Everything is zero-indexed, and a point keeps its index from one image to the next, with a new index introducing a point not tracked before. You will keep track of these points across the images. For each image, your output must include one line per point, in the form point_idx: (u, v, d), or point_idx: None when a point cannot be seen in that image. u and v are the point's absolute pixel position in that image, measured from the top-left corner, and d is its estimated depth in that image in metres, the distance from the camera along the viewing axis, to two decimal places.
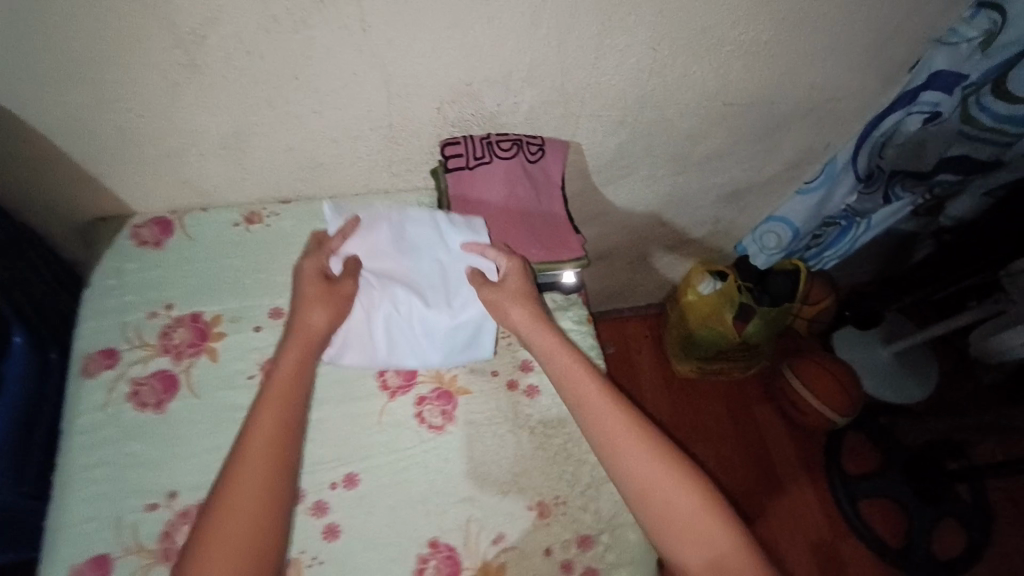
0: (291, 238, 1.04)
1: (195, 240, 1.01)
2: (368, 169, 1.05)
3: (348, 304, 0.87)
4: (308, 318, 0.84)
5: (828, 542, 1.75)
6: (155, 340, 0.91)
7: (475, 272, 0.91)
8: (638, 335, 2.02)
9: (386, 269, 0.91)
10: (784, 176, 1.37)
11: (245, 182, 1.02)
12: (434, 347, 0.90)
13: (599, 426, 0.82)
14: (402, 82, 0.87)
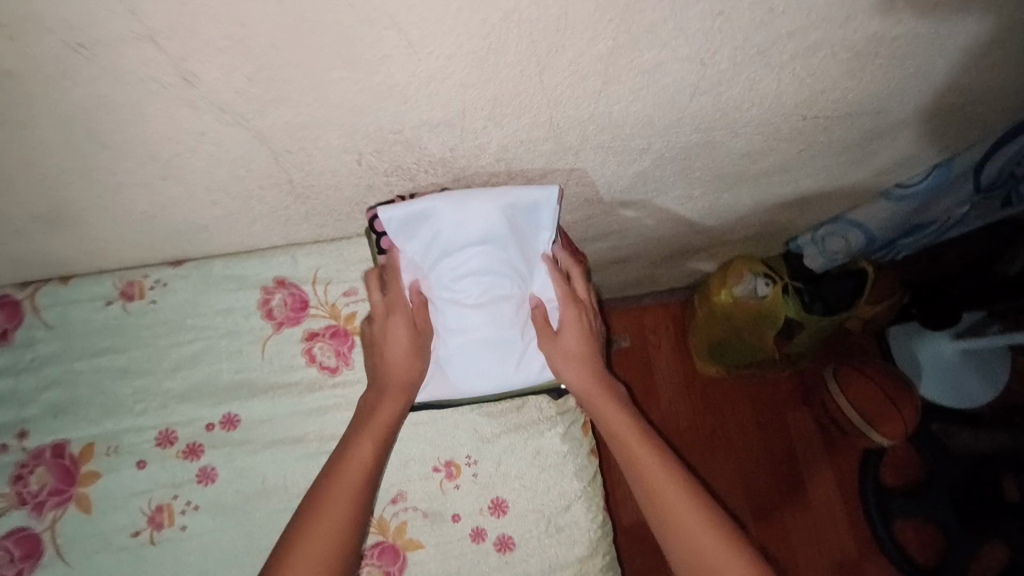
0: (184, 317, 0.77)
1: (52, 329, 0.75)
2: (278, 223, 0.74)
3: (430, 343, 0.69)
4: (395, 359, 0.68)
5: (852, 561, 1.59)
6: (7, 487, 0.69)
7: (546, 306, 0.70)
8: (658, 326, 1.73)
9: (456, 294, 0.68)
10: (867, 182, 1.01)
11: (108, 248, 0.73)
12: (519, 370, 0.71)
13: (660, 509, 0.65)
14: (288, 135, 0.54)
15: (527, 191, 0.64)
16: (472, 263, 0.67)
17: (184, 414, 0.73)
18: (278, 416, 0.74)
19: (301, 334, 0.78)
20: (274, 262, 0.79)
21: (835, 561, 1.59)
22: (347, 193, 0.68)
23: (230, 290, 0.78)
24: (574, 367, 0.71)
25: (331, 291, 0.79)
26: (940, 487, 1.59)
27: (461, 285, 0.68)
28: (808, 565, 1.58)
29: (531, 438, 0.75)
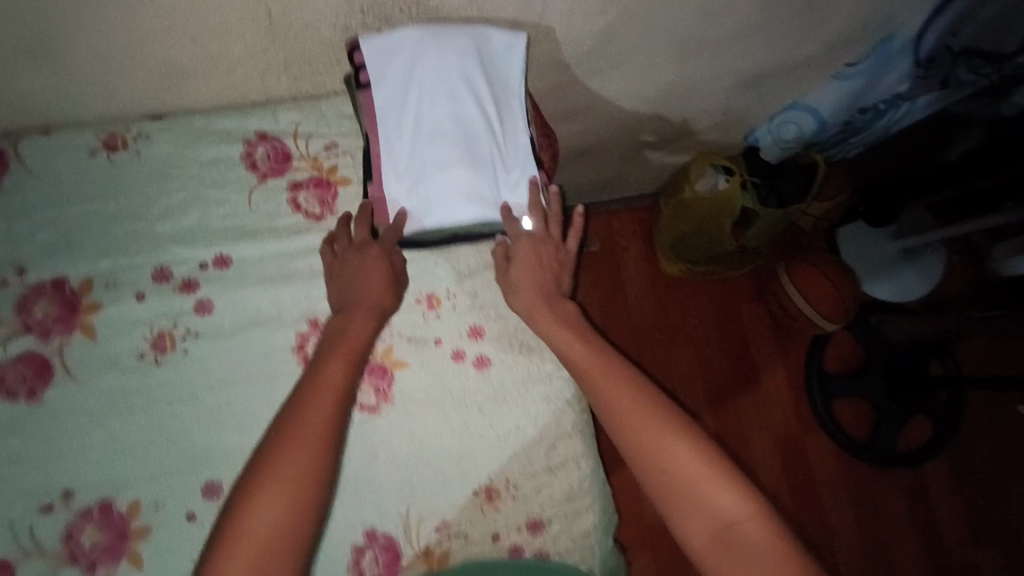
0: (169, 167, 0.80)
1: (38, 175, 0.78)
2: (257, 72, 0.77)
3: (403, 168, 0.73)
4: (367, 280, 0.72)
5: (794, 435, 1.77)
6: (12, 317, 0.74)
7: (514, 145, 0.75)
8: (626, 230, 1.81)
9: (427, 124, 0.73)
10: (825, 57, 1.08)
11: (88, 91, 0.75)
12: (487, 199, 0.74)
13: (625, 428, 0.63)
14: None
15: (495, 35, 0.72)
16: (442, 90, 0.72)
17: (177, 254, 0.78)
18: (268, 257, 0.80)
19: (285, 185, 0.82)
20: (254, 116, 0.82)
21: (778, 435, 1.77)
22: (324, 34, 0.71)
23: (211, 143, 0.81)
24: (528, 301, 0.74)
25: (311, 145, 0.83)
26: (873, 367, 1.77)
27: (429, 115, 0.72)
28: (757, 439, 1.76)
29: None
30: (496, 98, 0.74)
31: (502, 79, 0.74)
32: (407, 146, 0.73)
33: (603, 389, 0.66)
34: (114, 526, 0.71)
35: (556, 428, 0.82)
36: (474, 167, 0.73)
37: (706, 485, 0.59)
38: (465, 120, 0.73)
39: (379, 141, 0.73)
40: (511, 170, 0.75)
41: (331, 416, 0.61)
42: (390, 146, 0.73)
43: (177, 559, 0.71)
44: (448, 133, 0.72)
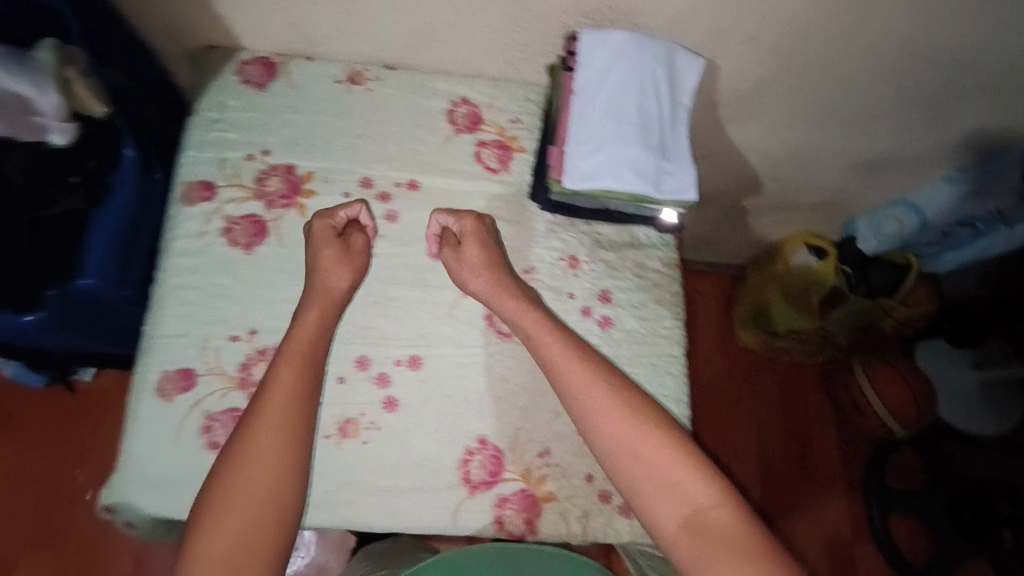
0: (389, 106, 1.00)
1: (296, 89, 0.98)
2: (479, 50, 0.98)
3: (586, 136, 0.87)
4: (328, 276, 0.84)
5: (844, 540, 1.69)
6: (250, 184, 0.92)
7: (677, 141, 0.89)
8: (709, 294, 1.86)
9: (613, 107, 0.87)
10: (934, 155, 1.25)
11: (354, 35, 0.97)
12: (647, 176, 0.86)
13: (605, 431, 0.75)
14: None
15: (681, 55, 0.89)
16: (632, 85, 0.88)
17: (382, 171, 0.96)
18: (450, 191, 0.97)
19: (473, 141, 1.00)
20: (462, 85, 1.02)
21: (828, 537, 1.69)
22: (549, 29, 0.92)
23: (427, 97, 1.01)
24: (498, 295, 0.86)
25: (501, 116, 1.02)
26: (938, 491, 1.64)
27: (617, 100, 0.87)
28: (804, 532, 1.69)
29: (636, 252, 0.96)
30: (671, 101, 0.89)
31: (679, 88, 0.90)
32: (593, 120, 0.87)
33: (583, 395, 0.77)
34: None
35: (662, 394, 0.90)
36: (643, 148, 0.87)
37: (674, 476, 0.72)
38: (646, 111, 0.88)
39: (570, 112, 0.88)
40: (671, 159, 0.88)
41: (273, 440, 0.72)
42: (579, 117, 0.88)
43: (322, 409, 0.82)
44: (628, 118, 0.87)
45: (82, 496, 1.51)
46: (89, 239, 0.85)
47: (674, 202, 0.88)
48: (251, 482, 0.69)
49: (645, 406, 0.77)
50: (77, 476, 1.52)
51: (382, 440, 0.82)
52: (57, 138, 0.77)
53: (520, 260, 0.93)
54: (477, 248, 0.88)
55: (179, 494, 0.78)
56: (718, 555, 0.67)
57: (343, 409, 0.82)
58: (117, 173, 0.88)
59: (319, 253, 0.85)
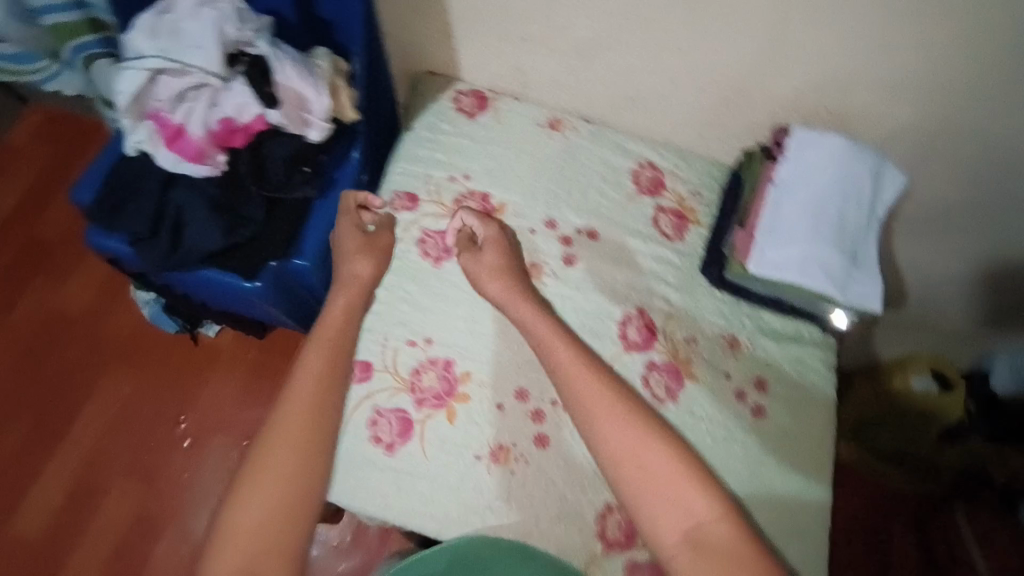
0: (581, 156, 1.05)
1: (500, 124, 1.05)
2: (680, 123, 1.02)
3: (780, 226, 0.89)
4: (355, 267, 0.89)
5: None
6: (449, 203, 0.99)
7: (867, 251, 0.90)
8: None
9: (816, 203, 0.88)
10: None
11: (565, 88, 1.02)
12: (834, 279, 0.87)
13: (609, 442, 0.78)
14: (788, 51, 0.84)
15: (888, 171, 0.90)
16: (841, 185, 0.88)
17: (566, 216, 1.01)
18: (626, 248, 1.00)
19: (652, 204, 1.03)
20: (651, 150, 1.06)
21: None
22: (760, 118, 0.96)
23: (616, 154, 1.05)
24: (512, 299, 0.89)
25: (681, 186, 1.05)
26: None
27: (822, 197, 0.88)
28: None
29: (798, 348, 0.96)
30: (869, 212, 0.90)
31: (880, 200, 0.91)
32: (792, 211, 0.88)
33: (585, 404, 0.81)
34: (447, 381, 0.88)
35: (803, 495, 0.89)
36: (837, 250, 0.87)
37: (675, 489, 0.74)
38: (845, 217, 0.89)
39: (769, 198, 0.90)
40: (860, 268, 0.88)
41: (298, 434, 0.77)
42: (778, 206, 0.89)
43: (479, 429, 0.86)
44: (829, 216, 0.87)
45: (181, 443, 1.59)
46: (307, 226, 0.91)
47: (856, 306, 0.88)
48: (274, 466, 0.74)
49: (641, 418, 0.79)
50: (181, 423, 1.61)
51: (529, 474, 0.85)
52: (313, 134, 0.85)
53: (684, 329, 0.95)
54: (496, 251, 0.92)
55: (341, 479, 0.83)
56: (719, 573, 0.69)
57: (497, 435, 0.86)
58: (340, 170, 0.95)
59: (341, 245, 0.90)
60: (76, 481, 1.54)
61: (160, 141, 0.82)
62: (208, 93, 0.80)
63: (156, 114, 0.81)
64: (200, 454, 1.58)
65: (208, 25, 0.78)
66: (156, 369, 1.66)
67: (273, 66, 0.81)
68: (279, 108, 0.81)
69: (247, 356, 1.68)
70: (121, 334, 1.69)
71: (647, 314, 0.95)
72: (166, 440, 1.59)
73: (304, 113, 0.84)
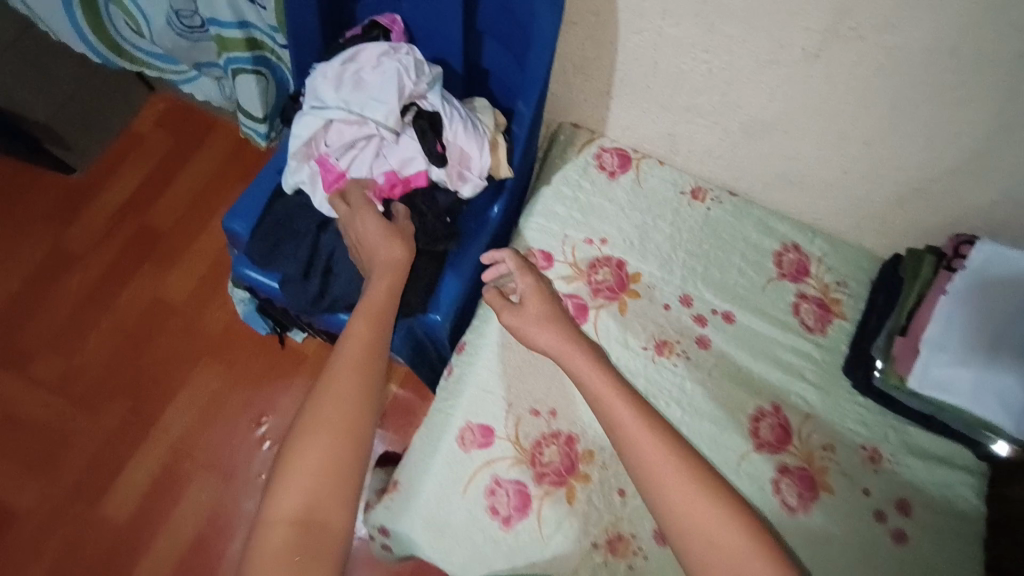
0: (722, 229, 1.01)
1: (641, 188, 1.02)
2: (836, 209, 0.97)
3: (948, 342, 0.82)
4: (392, 248, 0.78)
5: None
6: (584, 267, 0.96)
7: None
8: None
9: (993, 323, 0.81)
10: None
11: (718, 160, 0.98)
12: (1008, 410, 0.79)
13: (673, 503, 0.72)
14: (993, 164, 0.77)
15: None
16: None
17: (702, 293, 0.97)
18: (762, 335, 0.95)
19: (794, 290, 0.98)
20: (799, 232, 1.01)
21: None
22: (934, 219, 0.90)
23: (759, 232, 1.01)
24: (569, 347, 0.85)
25: (827, 275, 0.99)
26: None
27: (1001, 318, 0.81)
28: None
29: (949, 472, 0.87)
30: None
31: None
32: (962, 328, 0.82)
33: (642, 461, 0.75)
34: (568, 458, 0.86)
35: None
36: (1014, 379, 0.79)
37: (733, 549, 0.69)
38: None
39: (939, 310, 0.84)
40: None
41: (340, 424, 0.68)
42: (948, 319, 0.83)
43: (599, 513, 0.83)
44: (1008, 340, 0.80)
45: (261, 445, 1.58)
46: (444, 280, 0.91)
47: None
48: (314, 456, 0.66)
49: (709, 485, 0.74)
50: (263, 425, 1.60)
51: (645, 570, 0.81)
52: (467, 191, 0.83)
53: (821, 433, 0.89)
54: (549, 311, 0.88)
55: (451, 545, 0.82)
56: None
57: (616, 523, 0.83)
58: (478, 224, 0.94)
59: (363, 229, 0.78)
60: (160, 470, 1.55)
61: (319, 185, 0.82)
62: (376, 144, 0.79)
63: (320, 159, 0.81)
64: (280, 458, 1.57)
65: (390, 78, 0.77)
66: (244, 366, 1.66)
67: (443, 123, 0.79)
68: (442, 167, 0.80)
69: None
70: (213, 328, 1.69)
71: (782, 414, 0.90)
72: (248, 440, 1.58)
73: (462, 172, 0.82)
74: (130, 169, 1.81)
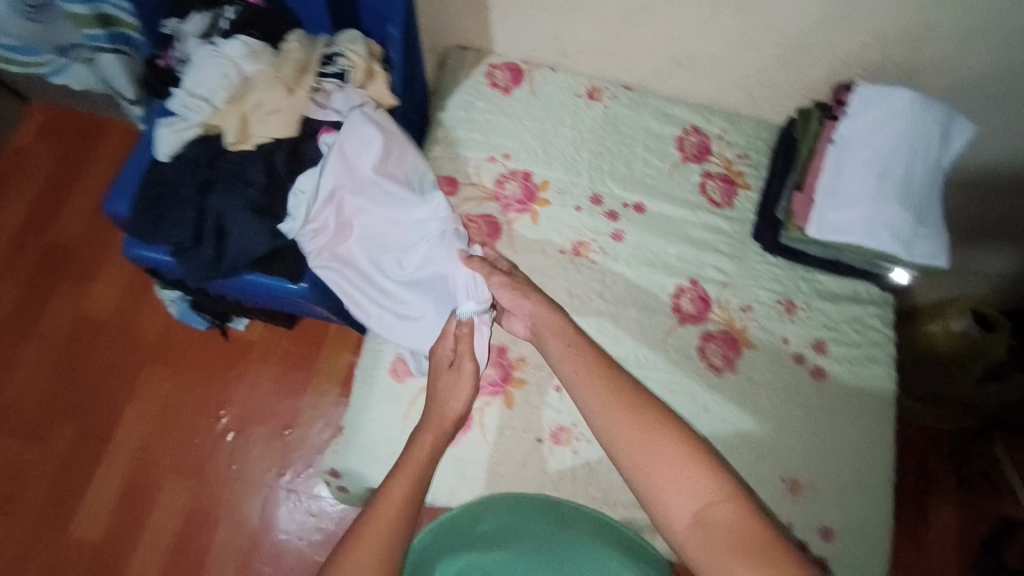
0: (621, 124, 1.02)
1: (538, 97, 1.02)
2: (728, 83, 0.99)
3: (838, 186, 0.87)
4: (450, 400, 0.77)
5: None
6: (490, 185, 0.96)
7: (934, 209, 0.87)
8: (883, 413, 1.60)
9: (877, 161, 0.86)
10: None
11: (607, 55, 1.00)
12: (896, 238, 0.84)
13: (610, 427, 0.69)
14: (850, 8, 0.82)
15: (960, 123, 0.86)
16: (903, 142, 0.85)
17: (611, 189, 0.99)
18: (673, 218, 0.98)
19: (699, 170, 1.01)
20: (697, 113, 1.03)
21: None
22: (815, 74, 0.93)
23: (659, 120, 1.03)
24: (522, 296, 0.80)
25: (728, 150, 1.02)
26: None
27: (883, 154, 0.86)
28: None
29: (856, 307, 0.94)
30: (937, 165, 0.86)
31: (949, 152, 0.86)
32: (850, 170, 0.86)
33: (589, 401, 0.72)
34: (502, 368, 0.88)
35: (866, 457, 0.88)
36: (900, 209, 0.85)
37: (677, 468, 0.65)
38: (912, 172, 0.86)
39: (828, 156, 0.88)
40: (925, 226, 0.85)
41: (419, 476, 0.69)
42: (837, 164, 0.87)
43: (541, 412, 0.87)
44: (890, 174, 0.85)
45: (225, 437, 1.56)
46: None
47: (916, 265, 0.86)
48: None
49: (653, 408, 0.70)
50: (223, 416, 1.58)
51: (591, 451, 0.86)
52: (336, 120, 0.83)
53: (738, 297, 0.94)
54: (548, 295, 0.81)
55: None
56: (725, 558, 0.60)
57: (558, 417, 0.87)
58: None
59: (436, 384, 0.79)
60: (128, 481, 1.51)
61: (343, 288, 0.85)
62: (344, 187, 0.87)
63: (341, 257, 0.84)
64: (245, 445, 1.56)
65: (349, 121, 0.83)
66: (191, 365, 1.61)
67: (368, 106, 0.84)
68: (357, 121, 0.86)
69: (281, 344, 1.64)
70: (150, 334, 1.63)
71: (701, 286, 0.94)
72: (210, 434, 1.56)
73: (336, 79, 0.84)
74: (22, 186, 1.69)
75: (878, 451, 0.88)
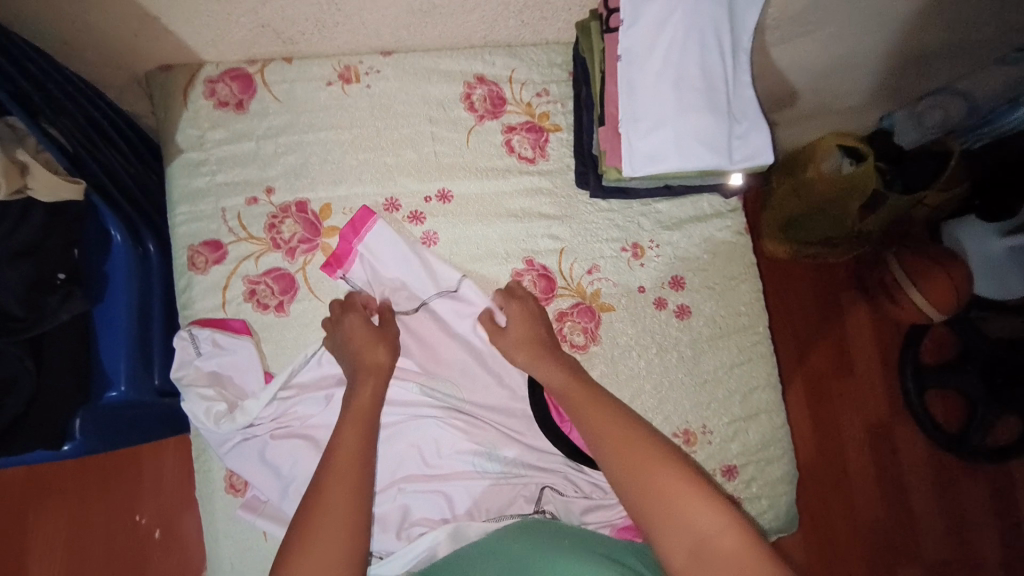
0: (394, 103, 0.85)
1: (282, 103, 0.82)
2: (494, 14, 0.82)
3: (641, 110, 0.75)
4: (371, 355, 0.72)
5: (947, 481, 1.53)
6: (263, 233, 0.79)
7: (745, 103, 0.77)
8: (792, 273, 1.60)
9: (668, 70, 0.75)
10: (985, 41, 1.15)
11: (342, 26, 0.80)
12: (714, 149, 0.75)
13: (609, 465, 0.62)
14: None
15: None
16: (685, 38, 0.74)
17: (406, 187, 0.83)
18: (487, 194, 0.84)
19: (499, 127, 0.86)
20: (475, 60, 0.87)
21: (811, 514, 1.49)
22: None
23: (436, 82, 0.86)
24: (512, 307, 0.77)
25: (524, 92, 0.87)
26: (972, 361, 1.50)
27: (671, 61, 0.75)
28: (855, 456, 1.52)
29: (703, 227, 0.86)
30: (727, 50, 0.76)
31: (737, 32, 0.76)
32: (646, 88, 0.75)
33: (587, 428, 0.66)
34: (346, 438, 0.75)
35: (748, 381, 0.84)
36: (709, 117, 0.75)
37: (676, 494, 0.57)
38: (708, 68, 0.75)
39: (618, 78, 0.76)
40: (740, 128, 0.76)
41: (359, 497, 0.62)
42: (630, 85, 0.75)
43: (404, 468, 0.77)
44: (687, 81, 0.75)
45: (152, 536, 1.21)
46: (101, 341, 0.74)
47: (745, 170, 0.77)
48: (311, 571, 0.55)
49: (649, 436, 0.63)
50: (140, 521, 1.21)
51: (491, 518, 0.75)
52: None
53: (580, 259, 0.84)
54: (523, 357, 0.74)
55: None
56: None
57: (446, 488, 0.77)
58: (109, 259, 0.75)
59: (348, 330, 0.73)
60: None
61: (259, 480, 0.74)
62: (228, 362, 0.75)
63: (297, 447, 0.74)
64: (181, 539, 1.22)
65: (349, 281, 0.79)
66: (80, 485, 1.22)
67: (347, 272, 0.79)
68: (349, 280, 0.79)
69: None
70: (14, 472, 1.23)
71: (539, 262, 0.83)
72: (133, 551, 1.20)
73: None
74: None
75: (758, 368, 0.84)
